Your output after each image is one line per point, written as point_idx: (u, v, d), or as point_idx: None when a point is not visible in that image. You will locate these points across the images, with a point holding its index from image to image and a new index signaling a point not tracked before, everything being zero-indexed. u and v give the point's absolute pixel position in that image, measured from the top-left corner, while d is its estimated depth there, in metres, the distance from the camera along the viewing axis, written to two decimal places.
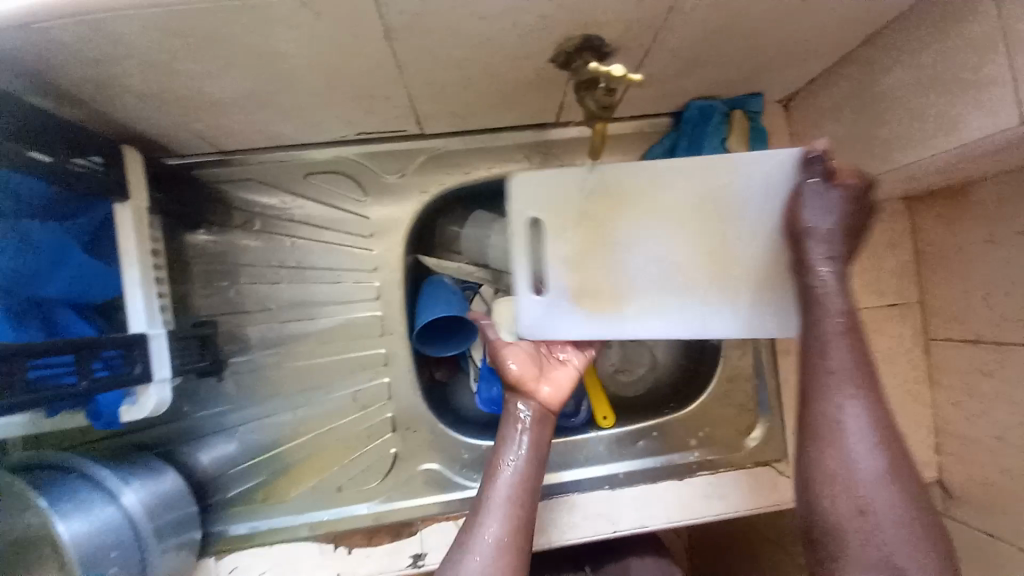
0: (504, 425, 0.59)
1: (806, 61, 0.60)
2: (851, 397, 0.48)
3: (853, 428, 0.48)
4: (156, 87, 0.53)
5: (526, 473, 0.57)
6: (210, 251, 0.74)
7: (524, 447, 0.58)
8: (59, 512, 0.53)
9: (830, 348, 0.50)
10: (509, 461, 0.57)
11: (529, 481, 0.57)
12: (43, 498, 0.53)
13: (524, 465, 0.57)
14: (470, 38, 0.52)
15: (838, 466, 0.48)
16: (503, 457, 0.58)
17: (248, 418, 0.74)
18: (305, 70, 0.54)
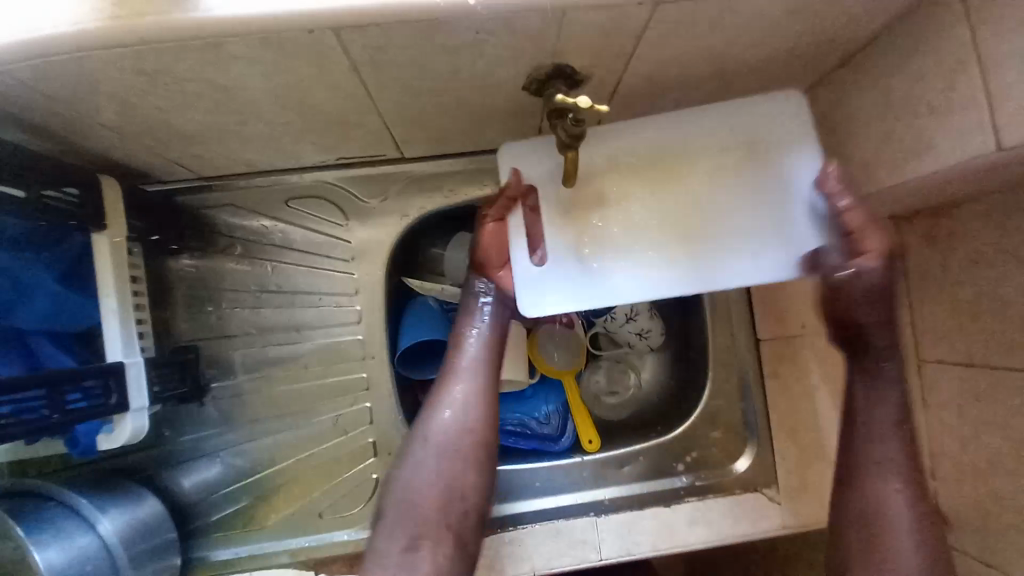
0: (466, 299, 0.67)
1: (787, 80, 0.63)
2: (897, 488, 0.65)
3: (893, 510, 0.64)
4: (126, 125, 0.53)
5: (479, 370, 0.64)
6: (192, 275, 0.74)
7: (485, 318, 0.66)
8: (34, 543, 0.53)
9: (879, 437, 0.66)
10: (471, 334, 0.65)
11: (483, 376, 0.64)
12: (21, 528, 0.54)
13: (478, 362, 0.65)
14: (441, 66, 0.49)
15: (873, 535, 0.65)
16: (460, 348, 0.65)
17: (228, 443, 0.74)
18: (273, 103, 0.52)
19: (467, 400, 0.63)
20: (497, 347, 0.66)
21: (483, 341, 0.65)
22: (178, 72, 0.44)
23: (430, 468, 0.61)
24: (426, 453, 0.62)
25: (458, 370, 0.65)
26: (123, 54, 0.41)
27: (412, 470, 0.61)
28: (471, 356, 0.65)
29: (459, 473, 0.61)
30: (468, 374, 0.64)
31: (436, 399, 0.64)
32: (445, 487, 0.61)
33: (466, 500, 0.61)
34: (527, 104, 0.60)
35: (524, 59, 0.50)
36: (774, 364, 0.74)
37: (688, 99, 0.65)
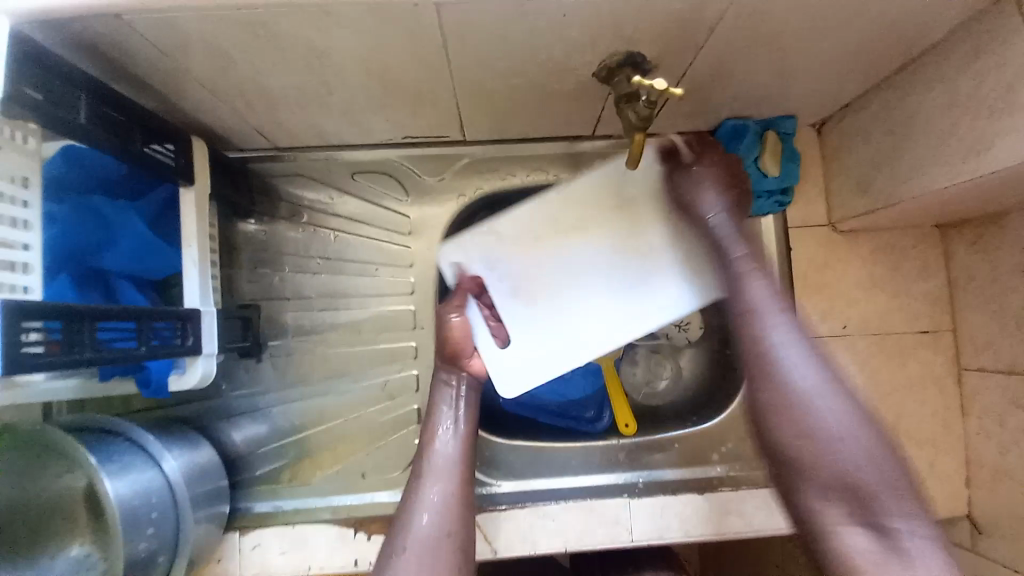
0: (437, 392, 0.69)
1: (843, 81, 0.65)
2: (781, 326, 0.59)
3: (818, 390, 0.57)
4: (223, 88, 0.57)
5: (451, 472, 0.64)
6: (258, 239, 0.78)
7: (458, 409, 0.67)
8: (108, 471, 0.56)
9: (745, 288, 0.62)
10: (443, 423, 0.66)
11: (455, 478, 0.64)
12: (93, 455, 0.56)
13: (451, 463, 0.64)
14: (521, 46, 0.53)
15: (790, 387, 0.57)
16: (433, 448, 0.65)
17: (279, 402, 0.78)
18: (360, 73, 0.56)
19: (442, 500, 0.62)
20: (469, 450, 0.66)
21: (454, 441, 0.66)
22: (285, 37, 0.48)
23: None
24: (405, 560, 0.57)
25: (433, 473, 0.63)
26: (241, 15, 0.44)
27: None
28: (445, 458, 0.64)
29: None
30: (441, 475, 0.63)
31: (413, 502, 0.61)
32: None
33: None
34: (592, 90, 0.63)
35: (600, 44, 0.53)
36: None
37: (744, 97, 0.67)
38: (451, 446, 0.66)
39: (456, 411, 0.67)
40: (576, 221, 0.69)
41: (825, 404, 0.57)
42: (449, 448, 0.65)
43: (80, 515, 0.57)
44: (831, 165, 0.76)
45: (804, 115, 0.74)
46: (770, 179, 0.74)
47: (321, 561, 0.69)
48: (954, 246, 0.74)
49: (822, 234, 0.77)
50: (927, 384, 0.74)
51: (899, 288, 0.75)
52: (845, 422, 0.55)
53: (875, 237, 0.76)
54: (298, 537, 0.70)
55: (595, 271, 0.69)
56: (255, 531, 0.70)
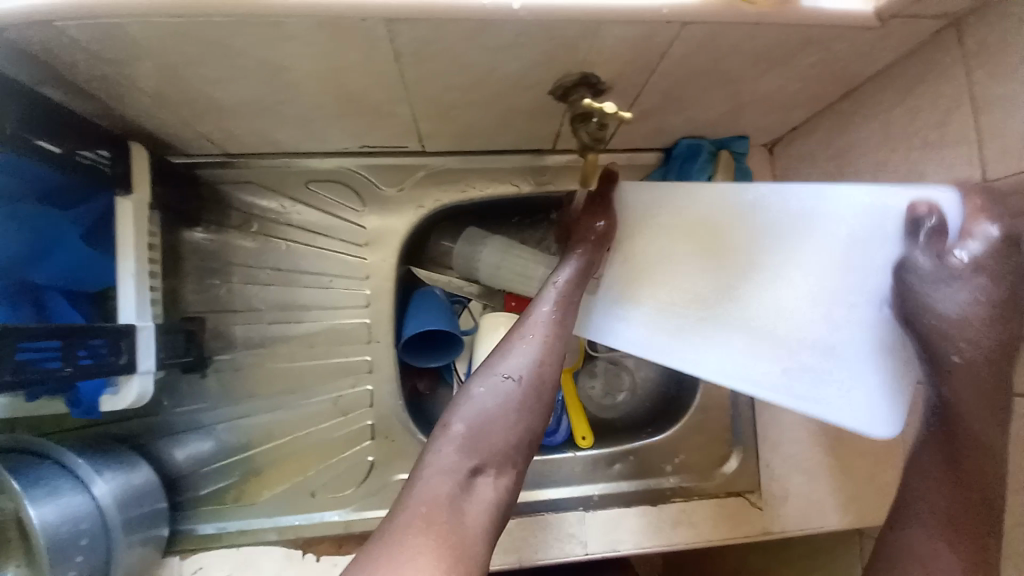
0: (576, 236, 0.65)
1: (792, 107, 0.67)
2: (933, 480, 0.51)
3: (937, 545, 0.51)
4: (164, 94, 0.54)
5: (560, 315, 0.59)
6: (205, 248, 0.75)
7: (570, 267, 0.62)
8: (32, 499, 0.53)
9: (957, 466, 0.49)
10: (558, 285, 0.61)
11: (564, 324, 0.59)
12: (17, 482, 0.53)
13: (561, 305, 0.60)
14: (478, 64, 0.52)
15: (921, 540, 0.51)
16: (538, 302, 0.59)
17: (224, 418, 0.75)
18: (313, 85, 0.54)
19: (544, 349, 0.57)
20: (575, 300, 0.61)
21: (562, 292, 0.60)
22: (231, 46, 0.46)
23: (462, 441, 0.51)
24: (507, 384, 0.54)
25: (551, 307, 0.59)
26: (179, 23, 0.42)
27: (489, 397, 0.53)
28: (564, 289, 0.60)
29: (524, 421, 0.53)
30: (548, 323, 0.58)
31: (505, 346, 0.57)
32: (516, 432, 0.53)
33: (527, 454, 0.53)
34: (551, 108, 0.63)
35: (556, 65, 0.53)
36: None
37: (699, 119, 0.69)
38: (573, 284, 0.61)
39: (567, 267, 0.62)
40: (700, 228, 0.62)
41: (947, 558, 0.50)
42: (566, 284, 0.60)
43: (15, 541, 0.55)
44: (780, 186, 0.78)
45: (756, 136, 0.76)
46: None
47: None
48: None
49: None
50: None
51: None
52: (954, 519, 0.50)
53: None
54: (246, 559, 0.68)
55: (687, 316, 0.62)
56: (197, 554, 0.68)
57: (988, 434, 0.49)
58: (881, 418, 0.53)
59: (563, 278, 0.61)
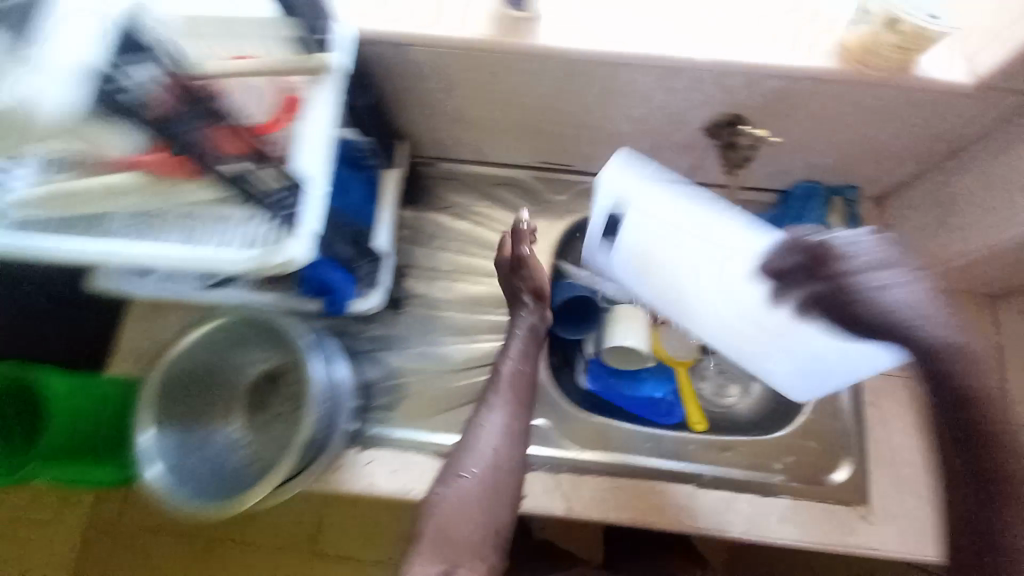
0: (516, 315, 0.85)
1: (901, 161, 0.82)
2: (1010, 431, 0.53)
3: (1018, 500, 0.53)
4: (439, 104, 0.81)
5: (512, 386, 0.78)
6: (411, 222, 0.99)
7: (515, 351, 0.81)
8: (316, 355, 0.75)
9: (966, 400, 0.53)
10: (505, 363, 0.80)
11: (516, 391, 0.78)
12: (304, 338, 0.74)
13: (512, 382, 0.78)
14: (655, 99, 0.74)
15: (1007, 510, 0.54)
16: (499, 370, 0.79)
17: (402, 350, 0.95)
18: (534, 104, 0.78)
19: (504, 426, 0.74)
20: (535, 362, 0.82)
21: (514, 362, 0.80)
22: (503, 74, 0.72)
23: (452, 521, 0.66)
24: (465, 480, 0.69)
25: (499, 394, 0.77)
26: (484, 55, 0.69)
27: (456, 497, 0.68)
28: (514, 372, 0.79)
29: (496, 504, 0.69)
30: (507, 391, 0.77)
31: (479, 424, 0.74)
32: (486, 507, 0.68)
33: (499, 530, 0.68)
34: (698, 141, 0.83)
35: (713, 104, 0.74)
36: (870, 396, 0.85)
37: (817, 163, 0.85)
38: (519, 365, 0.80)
39: (511, 347, 0.82)
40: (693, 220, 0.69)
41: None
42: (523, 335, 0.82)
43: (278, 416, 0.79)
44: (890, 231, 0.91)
45: (867, 188, 0.90)
46: None
47: (422, 487, 0.84)
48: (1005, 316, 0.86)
49: None
50: None
51: None
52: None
53: None
54: (407, 462, 0.85)
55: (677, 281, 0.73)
56: (372, 450, 0.86)
57: (989, 373, 0.53)
58: (823, 387, 0.73)
59: (515, 346, 0.82)
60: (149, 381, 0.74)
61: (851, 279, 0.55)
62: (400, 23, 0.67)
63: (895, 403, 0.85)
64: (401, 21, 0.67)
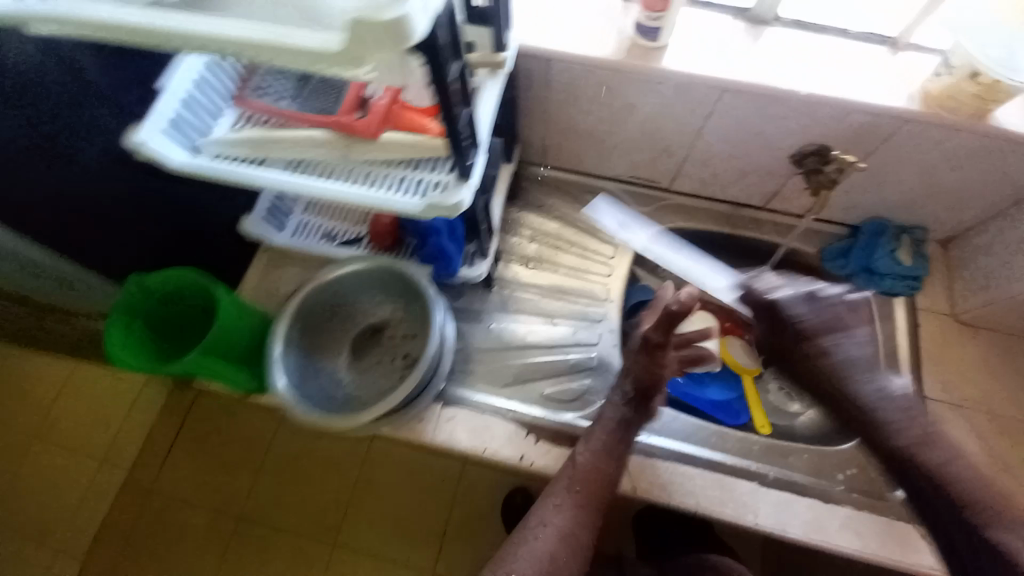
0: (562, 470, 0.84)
1: (969, 206, 0.91)
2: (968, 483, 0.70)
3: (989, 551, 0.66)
4: (560, 114, 0.96)
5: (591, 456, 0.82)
6: (507, 216, 1.12)
7: (588, 446, 0.83)
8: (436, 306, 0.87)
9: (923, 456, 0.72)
10: (578, 454, 0.83)
11: (598, 463, 0.82)
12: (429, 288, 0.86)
13: (587, 469, 0.82)
14: (753, 126, 0.86)
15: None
16: (573, 460, 0.83)
17: (487, 325, 1.04)
18: (644, 121, 0.92)
19: (557, 530, 0.79)
20: (615, 458, 0.83)
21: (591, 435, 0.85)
22: (625, 92, 0.86)
23: None
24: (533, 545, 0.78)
25: (567, 485, 0.82)
26: (614, 74, 0.83)
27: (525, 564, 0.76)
28: (589, 460, 0.82)
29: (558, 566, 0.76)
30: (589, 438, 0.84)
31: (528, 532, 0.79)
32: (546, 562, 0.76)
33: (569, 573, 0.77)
34: (782, 169, 0.94)
35: (803, 135, 0.85)
36: (932, 421, 0.90)
37: (889, 201, 0.95)
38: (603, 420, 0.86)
39: (589, 441, 0.84)
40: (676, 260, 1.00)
41: (937, 453, 0.72)
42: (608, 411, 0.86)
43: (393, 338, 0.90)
44: (955, 272, 0.98)
45: (933, 230, 0.99)
46: (905, 266, 0.97)
47: (496, 447, 0.90)
48: None
49: (945, 322, 0.96)
50: None
51: None
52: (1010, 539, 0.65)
53: (989, 337, 0.95)
54: (485, 422, 0.92)
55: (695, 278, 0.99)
56: (453, 408, 0.93)
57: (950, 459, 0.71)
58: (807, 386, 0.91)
59: (589, 443, 0.83)
60: (282, 316, 0.82)
61: (809, 330, 0.77)
62: (551, 39, 0.82)
63: (956, 431, 0.89)
64: (551, 39, 0.82)
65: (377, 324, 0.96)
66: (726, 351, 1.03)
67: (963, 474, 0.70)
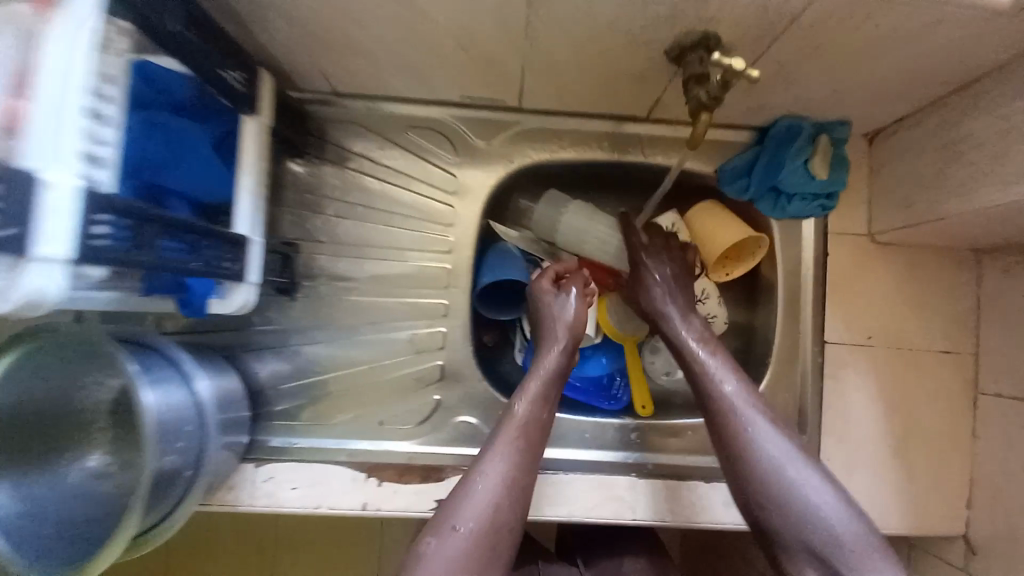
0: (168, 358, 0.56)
1: (902, 95, 0.66)
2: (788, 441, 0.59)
3: (802, 474, 0.56)
4: (304, 23, 0.58)
5: (526, 448, 0.60)
6: (305, 181, 0.78)
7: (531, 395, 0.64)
8: (144, 382, 0.58)
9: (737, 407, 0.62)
10: (520, 410, 0.62)
11: (528, 454, 0.60)
12: (132, 365, 0.57)
13: (525, 434, 0.61)
14: (598, 19, 0.54)
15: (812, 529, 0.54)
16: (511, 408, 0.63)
17: (305, 341, 0.79)
18: (432, 24, 0.56)
19: (502, 479, 0.58)
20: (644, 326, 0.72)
21: (511, 473, 0.58)
22: None
23: (483, 492, 0.57)
24: (457, 538, 0.54)
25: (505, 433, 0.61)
26: None
27: (441, 554, 0.53)
28: (526, 420, 0.62)
29: (493, 560, 0.54)
30: (512, 451, 0.60)
31: (473, 471, 0.59)
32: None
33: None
34: (659, 69, 0.63)
35: (678, 22, 0.54)
36: (833, 369, 0.77)
37: (804, 97, 0.68)
38: (533, 415, 0.63)
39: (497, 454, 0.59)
40: None
41: (864, 542, 0.53)
42: (530, 411, 0.63)
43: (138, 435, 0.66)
44: (876, 178, 0.76)
45: (857, 122, 0.74)
46: (818, 182, 0.74)
47: (332, 502, 0.72)
48: (987, 272, 0.75)
49: (860, 243, 0.77)
50: (943, 407, 0.76)
51: (931, 308, 0.77)
52: (806, 471, 0.56)
53: (909, 254, 0.77)
54: (317, 473, 0.73)
55: None
56: (270, 464, 0.73)
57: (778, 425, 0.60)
58: None
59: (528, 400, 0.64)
60: None
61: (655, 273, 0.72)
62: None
63: (860, 375, 0.76)
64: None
65: (114, 398, 0.67)
66: (605, 319, 0.82)
67: (829, 511, 0.54)
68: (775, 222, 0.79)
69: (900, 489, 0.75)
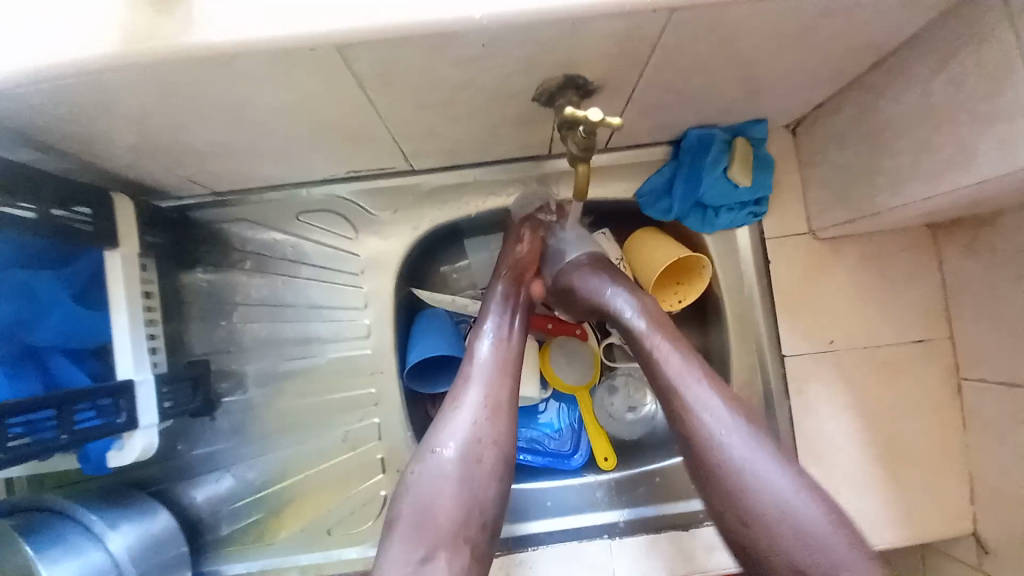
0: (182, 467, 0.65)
1: (812, 87, 0.60)
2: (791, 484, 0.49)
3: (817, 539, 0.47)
4: (140, 145, 0.53)
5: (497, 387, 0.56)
6: (205, 290, 0.73)
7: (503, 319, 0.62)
8: (45, 559, 0.54)
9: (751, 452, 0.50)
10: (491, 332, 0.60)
11: (501, 397, 0.56)
12: (28, 544, 0.55)
13: (498, 363, 0.58)
14: (447, 84, 0.48)
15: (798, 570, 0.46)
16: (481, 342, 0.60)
17: (240, 457, 0.73)
18: (270, 119, 0.50)
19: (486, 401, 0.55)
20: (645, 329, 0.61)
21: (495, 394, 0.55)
22: (179, 94, 0.44)
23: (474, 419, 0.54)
24: (440, 460, 0.52)
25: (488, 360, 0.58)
26: (126, 76, 0.40)
27: (426, 475, 0.51)
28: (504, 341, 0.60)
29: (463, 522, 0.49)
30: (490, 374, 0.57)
31: (455, 397, 0.55)
32: (461, 503, 0.50)
33: (485, 516, 0.51)
34: (538, 113, 0.57)
35: (534, 69, 0.48)
36: (799, 383, 0.71)
37: (707, 109, 0.62)
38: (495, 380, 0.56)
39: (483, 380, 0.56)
40: None
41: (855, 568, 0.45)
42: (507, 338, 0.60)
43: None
44: (807, 172, 0.70)
45: (774, 118, 0.68)
46: (741, 190, 0.68)
47: None
48: (946, 247, 0.68)
49: (803, 244, 0.72)
50: (925, 402, 0.69)
51: (891, 296, 0.70)
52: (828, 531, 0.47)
53: (857, 244, 0.71)
54: None
55: None
56: None
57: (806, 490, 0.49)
58: None
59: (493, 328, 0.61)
60: None
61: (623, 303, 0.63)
62: None
63: (828, 384, 0.71)
64: None
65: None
66: (546, 369, 0.80)
67: (799, 502, 0.48)
68: (709, 238, 0.74)
69: (895, 499, 0.69)
